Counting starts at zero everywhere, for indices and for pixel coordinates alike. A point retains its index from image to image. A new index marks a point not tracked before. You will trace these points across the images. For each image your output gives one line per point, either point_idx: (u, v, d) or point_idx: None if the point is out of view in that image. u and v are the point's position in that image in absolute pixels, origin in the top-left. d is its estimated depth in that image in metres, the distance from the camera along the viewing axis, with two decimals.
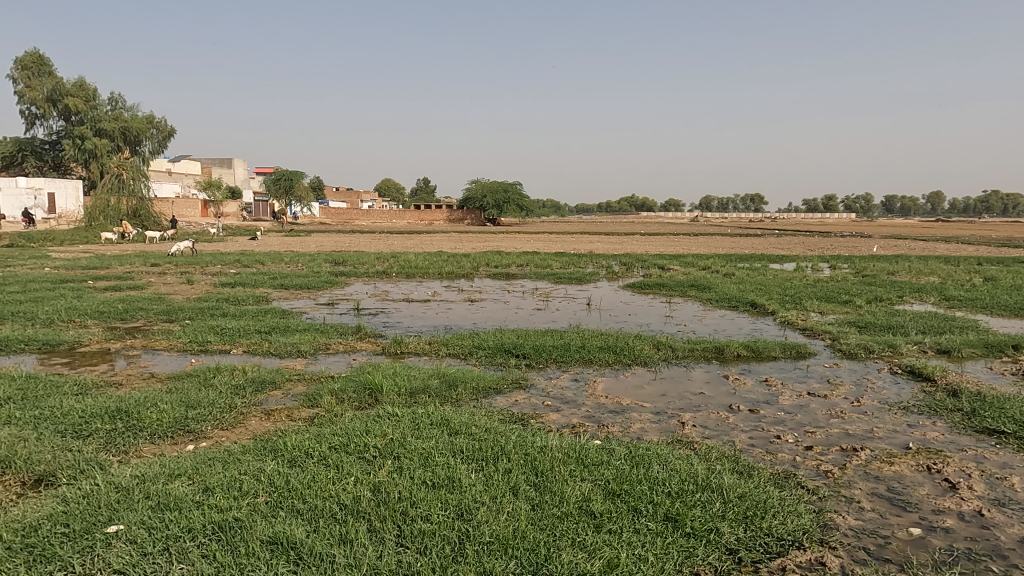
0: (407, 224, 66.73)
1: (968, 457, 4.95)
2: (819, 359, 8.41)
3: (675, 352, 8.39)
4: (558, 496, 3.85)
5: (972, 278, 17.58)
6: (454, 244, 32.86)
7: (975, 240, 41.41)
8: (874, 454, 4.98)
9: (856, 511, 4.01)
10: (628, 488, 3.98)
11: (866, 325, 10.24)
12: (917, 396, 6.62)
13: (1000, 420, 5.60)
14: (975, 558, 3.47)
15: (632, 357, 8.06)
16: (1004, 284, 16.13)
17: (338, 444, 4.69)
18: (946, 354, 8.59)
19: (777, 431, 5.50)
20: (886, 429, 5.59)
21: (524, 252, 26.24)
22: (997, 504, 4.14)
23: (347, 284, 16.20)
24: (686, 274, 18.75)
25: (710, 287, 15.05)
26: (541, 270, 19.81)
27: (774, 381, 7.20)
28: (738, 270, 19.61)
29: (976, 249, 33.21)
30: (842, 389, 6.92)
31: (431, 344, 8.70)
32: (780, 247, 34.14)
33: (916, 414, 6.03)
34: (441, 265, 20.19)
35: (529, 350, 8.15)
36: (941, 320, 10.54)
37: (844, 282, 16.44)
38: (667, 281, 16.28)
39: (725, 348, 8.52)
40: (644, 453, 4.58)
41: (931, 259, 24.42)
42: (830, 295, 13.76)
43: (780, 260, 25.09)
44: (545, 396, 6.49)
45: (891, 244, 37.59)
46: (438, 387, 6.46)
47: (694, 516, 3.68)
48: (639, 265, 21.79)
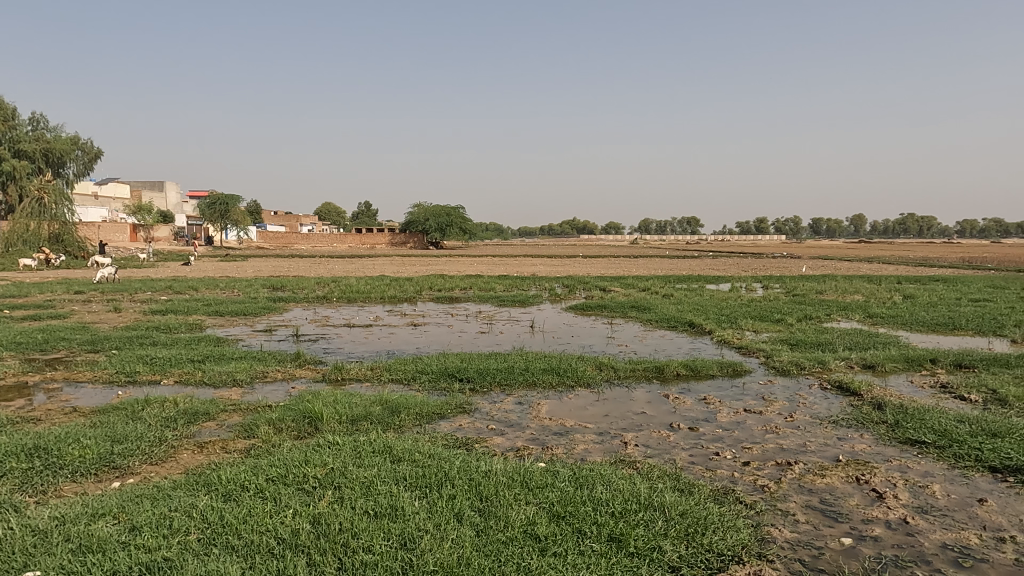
0: (348, 248, 65.97)
1: (893, 467, 5.18)
2: (754, 376, 8.69)
3: (617, 372, 8.51)
4: (502, 520, 3.83)
5: (892, 296, 18.64)
6: (395, 268, 32.64)
7: (896, 261, 44.15)
8: (807, 467, 5.16)
9: (791, 524, 4.13)
10: (573, 510, 3.99)
11: (798, 342, 10.65)
12: (846, 410, 6.91)
13: (922, 430, 5.90)
14: (902, 564, 3.62)
15: (575, 379, 8.12)
16: (921, 301, 17.14)
17: (276, 475, 4.54)
18: (872, 368, 9.03)
19: (716, 447, 5.64)
20: (817, 443, 5.80)
21: (467, 276, 26.27)
22: (920, 511, 4.35)
23: (285, 310, 15.79)
24: (626, 295, 19.18)
25: (650, 307, 15.41)
26: (484, 293, 19.84)
27: (712, 399, 7.38)
28: (676, 291, 20.14)
29: (894, 268, 35.42)
30: (776, 405, 7.16)
31: (373, 369, 8.55)
32: (717, 268, 35.37)
33: (845, 427, 6.29)
34: (383, 289, 19.94)
35: (473, 373, 8.12)
36: (866, 336, 11.05)
37: (776, 301, 17.12)
38: (608, 302, 16.55)
39: (664, 367, 8.72)
40: (587, 474, 4.61)
41: (856, 278, 25.78)
42: (763, 314, 14.27)
43: (716, 280, 25.93)
44: (489, 420, 6.46)
45: (820, 264, 39.70)
46: (381, 413, 6.34)
47: (637, 535, 3.71)
48: (581, 287, 22.10)
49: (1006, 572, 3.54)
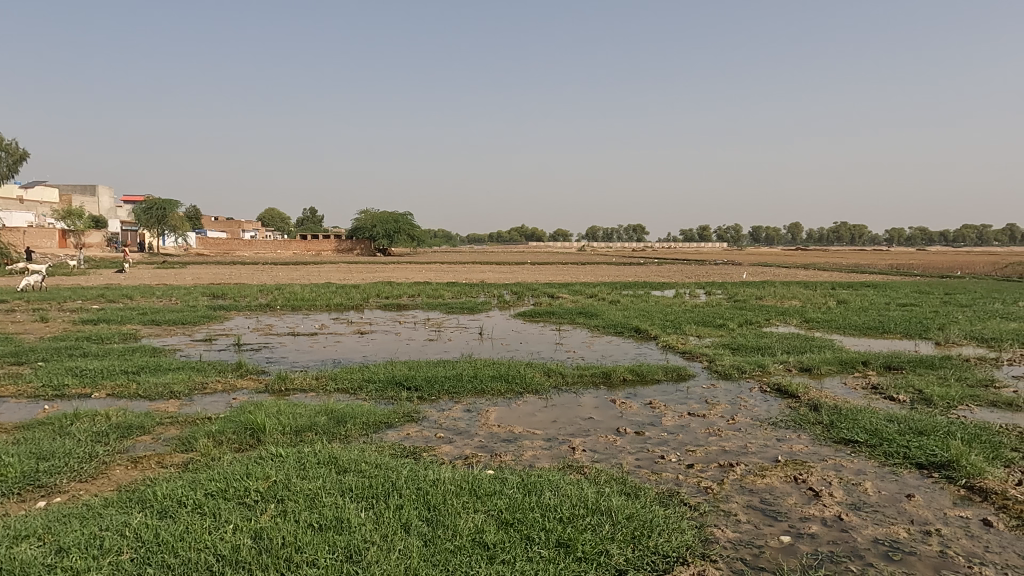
0: (293, 254, 64.55)
1: (828, 466, 5.38)
2: (698, 380, 8.89)
3: (565, 378, 8.58)
4: (450, 529, 3.80)
5: (827, 301, 19.41)
6: (342, 275, 32.11)
7: (830, 268, 46.10)
8: (748, 468, 5.31)
9: (733, 524, 4.24)
10: (521, 517, 4.00)
11: (739, 347, 10.97)
12: (784, 411, 7.15)
13: (854, 430, 6.15)
14: (837, 560, 3.76)
15: (524, 386, 8.14)
16: (853, 306, 17.92)
17: (216, 490, 4.39)
18: (808, 371, 9.37)
19: (661, 451, 5.75)
20: (758, 444, 5.98)
21: (415, 283, 26.07)
22: (853, 508, 4.53)
23: (226, 318, 15.32)
24: (574, 302, 19.40)
25: (597, 313, 15.61)
26: (433, 300, 19.71)
27: (657, 403, 7.51)
28: (622, 297, 20.49)
29: (828, 275, 36.89)
30: (719, 408, 7.34)
31: (319, 379, 8.37)
32: (662, 274, 36.09)
33: (783, 428, 6.50)
34: (328, 296, 19.58)
35: (421, 382, 8.04)
36: (803, 341, 11.47)
37: (718, 307, 17.60)
38: (556, 309, 16.67)
39: (611, 373, 8.83)
40: (536, 481, 4.61)
41: (794, 285, 26.76)
42: (706, 319, 14.64)
43: (661, 287, 26.49)
44: (437, 428, 6.41)
45: (760, 271, 40.96)
46: (326, 424, 6.21)
47: (585, 540, 3.74)
48: (530, 294, 22.22)
49: (932, 563, 3.72)
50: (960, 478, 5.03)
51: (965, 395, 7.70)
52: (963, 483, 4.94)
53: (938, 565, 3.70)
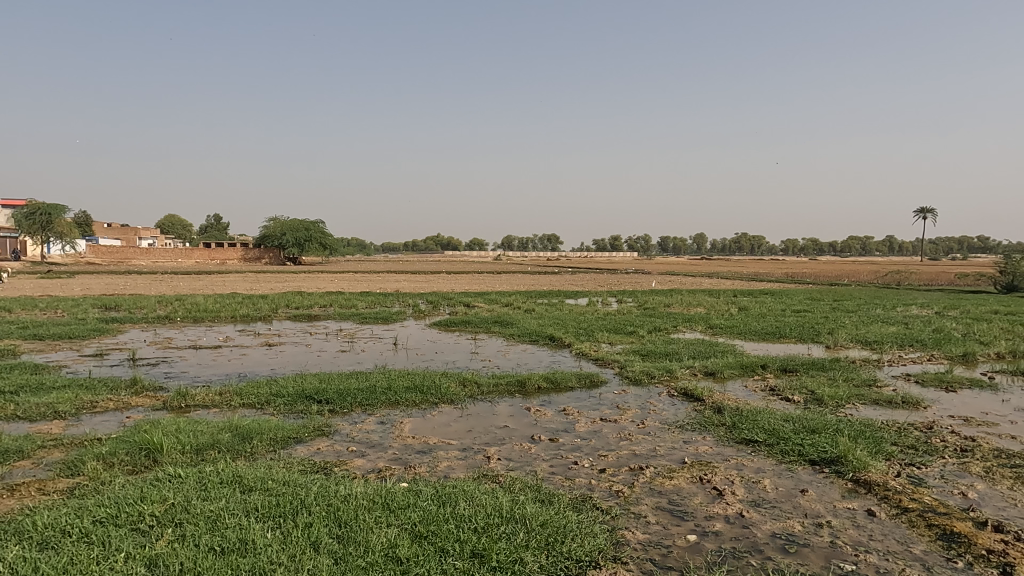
0: (195, 263, 61.42)
1: (731, 466, 5.65)
2: (610, 386, 9.11)
3: (480, 388, 8.57)
4: (362, 545, 3.70)
5: (729, 308, 20.43)
6: (249, 285, 30.85)
7: (732, 277, 48.67)
8: (657, 470, 5.48)
9: (643, 525, 4.36)
10: (435, 529, 3.95)
11: (648, 353, 11.34)
12: (690, 414, 7.45)
13: (754, 430, 6.48)
14: (739, 555, 3.93)
15: (439, 396, 8.06)
16: (753, 312, 18.95)
17: (105, 516, 4.08)
18: (712, 375, 9.81)
19: (575, 457, 5.84)
20: (666, 447, 6.19)
21: (327, 293, 25.39)
22: (753, 504, 4.77)
23: (120, 332, 14.34)
24: (489, 311, 19.47)
25: (512, 322, 15.73)
26: (346, 310, 19.27)
27: (571, 410, 7.64)
28: (537, 306, 20.78)
29: (730, 282, 38.99)
30: (629, 413, 7.55)
31: (222, 394, 7.98)
32: (576, 283, 36.94)
33: (690, 431, 6.77)
34: (234, 307, 18.73)
35: (333, 395, 7.82)
36: (708, 346, 12.00)
37: (629, 314, 18.13)
38: (472, 318, 16.68)
39: (526, 381, 8.90)
40: (450, 492, 4.58)
41: (699, 292, 28.03)
42: (617, 326, 15.05)
43: (575, 295, 27.06)
44: (349, 441, 6.25)
45: (667, 279, 42.62)
46: (230, 441, 5.93)
47: (499, 549, 3.74)
48: (445, 303, 22.14)
49: (823, 553, 3.97)
50: (847, 472, 5.40)
51: (851, 394, 8.30)
52: (849, 477, 5.31)
53: (829, 555, 3.95)
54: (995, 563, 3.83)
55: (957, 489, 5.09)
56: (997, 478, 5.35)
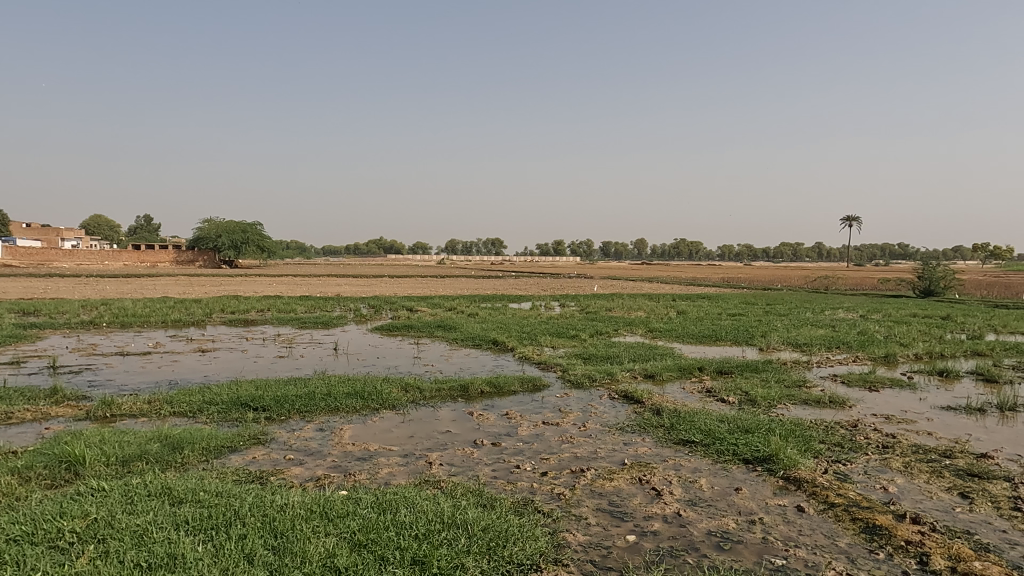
0: (123, 265, 58.77)
1: (669, 466, 5.77)
2: (552, 390, 9.18)
3: (422, 393, 8.49)
4: (299, 556, 3.61)
5: (668, 312, 20.94)
6: (181, 289, 29.74)
7: (671, 281, 49.99)
8: (597, 472, 5.56)
9: (583, 527, 4.41)
10: (375, 537, 3.89)
11: (590, 356, 11.49)
12: (630, 416, 7.58)
13: (691, 431, 6.65)
14: (676, 553, 4.03)
15: (380, 402, 7.95)
16: (691, 316, 19.48)
17: (20, 534, 3.84)
18: (651, 377, 10.03)
19: (517, 460, 5.86)
20: (606, 450, 6.28)
21: (265, 297, 24.71)
22: (690, 503, 4.89)
23: (39, 338, 13.56)
24: (432, 315, 19.36)
25: (455, 326, 15.67)
26: (284, 315, 18.79)
27: (514, 414, 7.66)
28: (481, 310, 20.77)
29: (669, 287, 40.04)
30: (571, 416, 7.63)
31: (151, 403, 7.64)
32: (519, 287, 37.15)
33: (629, 433, 6.89)
34: (165, 312, 17.98)
35: (270, 402, 7.60)
36: (648, 349, 12.25)
37: (571, 318, 18.33)
38: (415, 322, 16.53)
39: (469, 386, 8.87)
40: (391, 498, 4.51)
41: (640, 296, 28.63)
42: (560, 330, 15.20)
43: (519, 299, 27.19)
44: (287, 449, 6.09)
45: (609, 283, 43.32)
46: (159, 451, 5.69)
47: (440, 555, 3.71)
48: (388, 307, 21.88)
49: (756, 549, 4.10)
50: (778, 470, 5.60)
51: (783, 395, 8.62)
52: (780, 474, 5.51)
53: (761, 551, 4.08)
54: (913, 552, 4.04)
55: (879, 483, 5.35)
56: (915, 472, 5.65)
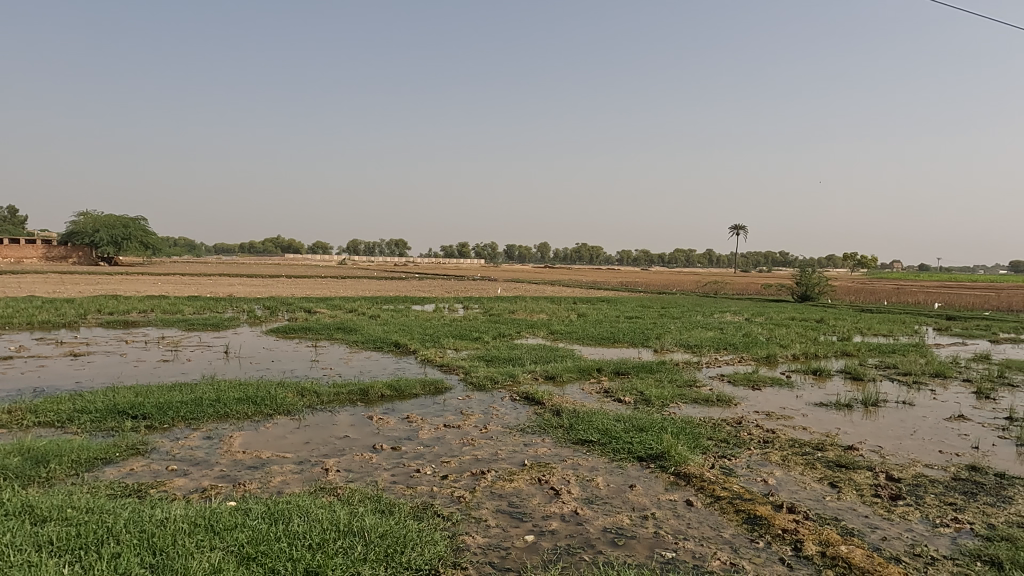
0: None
1: (567, 466, 5.90)
2: (454, 392, 9.15)
3: (319, 397, 8.21)
4: (181, 573, 3.39)
5: (569, 314, 21.44)
6: (50, 287, 27.32)
7: (572, 284, 51.39)
8: (498, 474, 5.58)
9: (483, 529, 4.42)
10: (265, 548, 3.72)
11: (492, 358, 11.55)
12: (531, 417, 7.69)
13: (589, 431, 6.83)
14: (573, 551, 4.11)
15: (273, 407, 7.61)
16: (590, 319, 20.05)
17: None
18: (552, 378, 10.21)
19: (417, 464, 5.79)
20: (507, 451, 6.33)
21: (147, 297, 23.11)
22: (587, 502, 5.01)
23: None
24: (332, 316, 18.84)
25: (356, 328, 15.33)
26: (170, 316, 17.66)
27: (414, 417, 7.56)
28: (383, 312, 20.45)
29: (569, 290, 41.17)
30: (473, 418, 7.63)
31: (12, 413, 6.94)
32: (423, 289, 36.96)
33: (530, 433, 6.98)
34: (30, 312, 16.41)
35: (152, 409, 7.11)
36: (549, 351, 12.46)
37: (474, 320, 18.37)
38: (313, 324, 15.99)
39: (369, 390, 8.68)
40: (283, 508, 4.33)
41: (542, 299, 29.14)
42: (463, 332, 15.19)
43: (422, 301, 27.01)
44: (169, 460, 5.72)
45: (512, 286, 44.02)
46: (21, 465, 5.18)
47: (335, 564, 3.60)
48: (284, 308, 21.05)
49: (648, 544, 4.26)
50: (670, 466, 5.85)
51: (675, 394, 9.02)
52: (672, 470, 5.76)
53: (653, 545, 4.24)
54: (789, 540, 4.33)
55: (760, 476, 5.70)
56: (791, 465, 6.08)
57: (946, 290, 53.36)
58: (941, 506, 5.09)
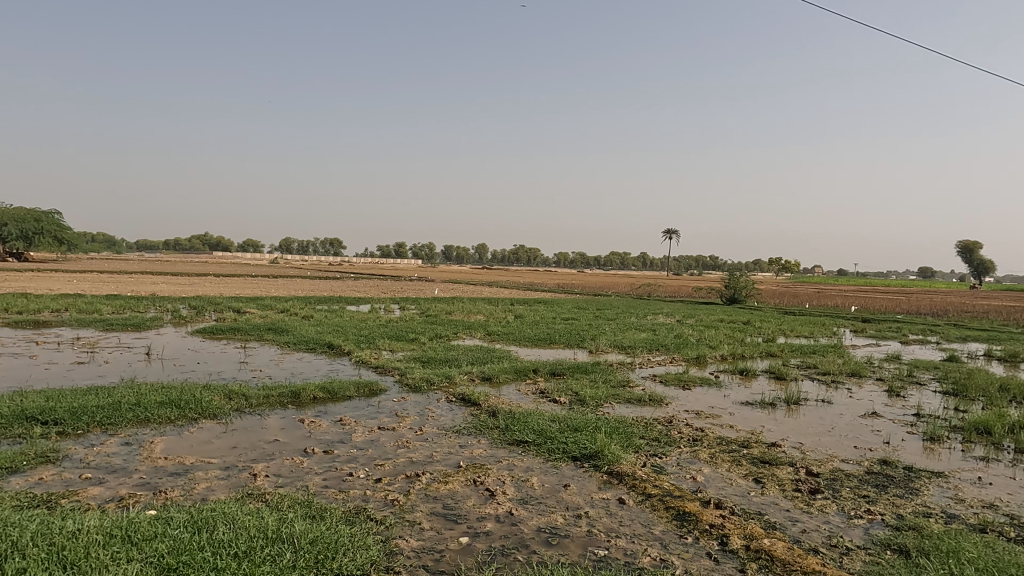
0: None
1: (503, 467, 5.91)
2: (389, 394, 9.02)
3: (248, 401, 7.94)
4: None
5: (506, 315, 21.53)
6: None
7: (509, 285, 51.66)
8: (432, 476, 5.54)
9: (417, 532, 4.38)
10: (187, 559, 3.56)
11: (429, 359, 11.47)
12: (467, 418, 7.67)
13: (525, 432, 6.86)
14: (507, 552, 4.12)
15: (198, 411, 7.32)
16: (527, 320, 20.19)
17: None
18: (489, 380, 10.21)
19: (350, 468, 5.68)
20: (442, 453, 6.28)
21: (61, 295, 21.80)
22: (522, 502, 5.03)
23: None
24: (262, 317, 18.28)
25: (288, 329, 14.93)
26: (86, 316, 16.73)
27: (348, 420, 7.42)
28: (316, 312, 20.00)
29: (506, 291, 41.37)
30: (408, 420, 7.55)
31: None
32: (358, 289, 36.39)
33: (465, 435, 6.96)
34: None
35: (64, 414, 6.70)
36: (486, 352, 12.47)
37: (411, 321, 18.19)
38: (242, 325, 15.46)
39: (300, 392, 8.45)
40: (208, 516, 4.16)
41: (479, 300, 29.13)
42: (399, 333, 15.01)
43: (357, 301, 26.56)
44: (83, 468, 5.40)
45: (449, 287, 43.87)
46: None
47: (262, 573, 3.48)
48: (211, 308, 20.28)
49: (581, 542, 4.31)
50: (603, 465, 5.95)
51: (609, 395, 9.18)
52: (605, 469, 5.86)
53: (585, 543, 4.30)
54: (715, 535, 4.47)
55: (689, 473, 5.87)
56: (719, 462, 6.29)
57: (860, 294, 56.54)
58: (855, 499, 5.37)
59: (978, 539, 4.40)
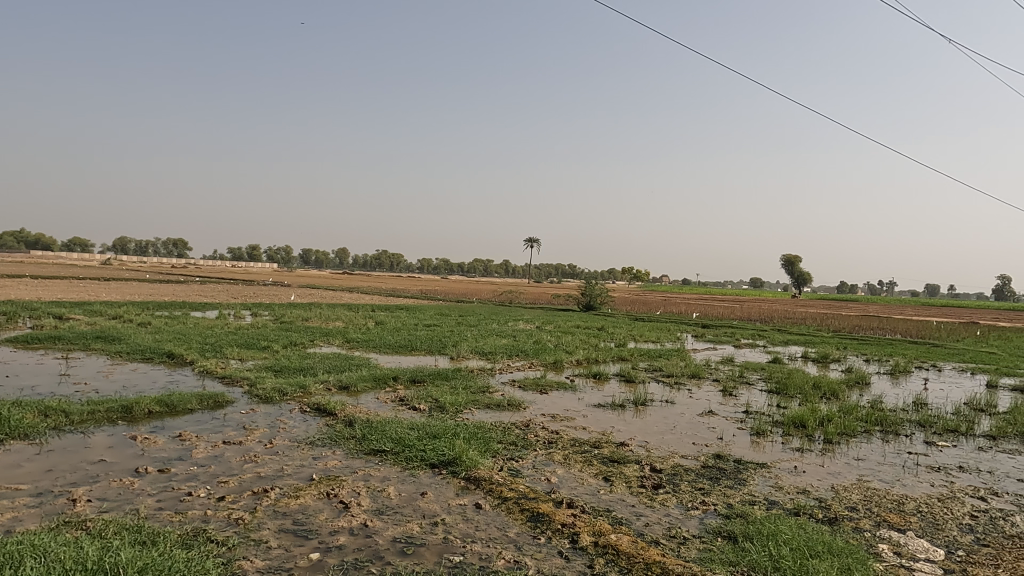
0: None
1: (358, 477, 5.75)
2: (237, 406, 8.47)
3: (69, 418, 7.11)
4: None
5: (366, 322, 21.04)
6: None
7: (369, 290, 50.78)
8: (282, 491, 5.26)
9: (263, 551, 4.14)
10: None
11: (281, 368, 10.93)
12: (322, 429, 7.40)
13: (382, 441, 6.72)
14: (360, 565, 4.01)
15: (6, 431, 6.44)
16: (388, 326, 19.88)
17: None
18: (346, 389, 9.90)
19: (189, 487, 5.25)
20: (293, 466, 6.00)
21: None
22: (377, 513, 4.92)
23: None
24: (89, 324, 16.48)
25: (120, 337, 13.55)
26: None
27: (188, 435, 6.86)
28: (154, 318, 18.38)
29: (367, 297, 40.58)
30: (257, 433, 7.13)
31: None
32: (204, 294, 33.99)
33: (319, 446, 6.70)
34: None
35: None
36: (343, 359, 12.08)
37: (262, 328, 17.24)
38: (64, 333, 13.84)
39: (133, 406, 7.71)
40: (13, 550, 3.66)
41: (337, 306, 28.25)
42: (249, 341, 14.16)
43: (202, 307, 24.74)
44: None
45: (306, 292, 42.24)
46: None
47: None
48: (25, 314, 17.96)
49: (436, 550, 4.30)
50: (460, 471, 5.96)
51: (468, 400, 9.23)
52: (462, 475, 5.88)
53: (441, 551, 4.28)
54: (567, 533, 4.64)
55: (544, 475, 6.05)
56: (571, 462, 6.54)
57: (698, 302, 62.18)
58: (692, 491, 5.81)
59: (793, 521, 4.92)
